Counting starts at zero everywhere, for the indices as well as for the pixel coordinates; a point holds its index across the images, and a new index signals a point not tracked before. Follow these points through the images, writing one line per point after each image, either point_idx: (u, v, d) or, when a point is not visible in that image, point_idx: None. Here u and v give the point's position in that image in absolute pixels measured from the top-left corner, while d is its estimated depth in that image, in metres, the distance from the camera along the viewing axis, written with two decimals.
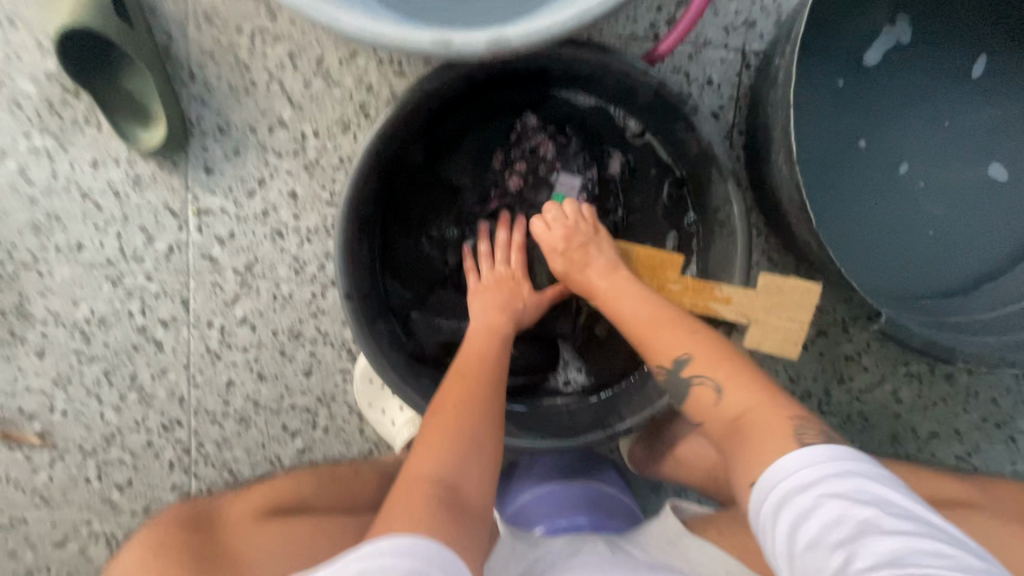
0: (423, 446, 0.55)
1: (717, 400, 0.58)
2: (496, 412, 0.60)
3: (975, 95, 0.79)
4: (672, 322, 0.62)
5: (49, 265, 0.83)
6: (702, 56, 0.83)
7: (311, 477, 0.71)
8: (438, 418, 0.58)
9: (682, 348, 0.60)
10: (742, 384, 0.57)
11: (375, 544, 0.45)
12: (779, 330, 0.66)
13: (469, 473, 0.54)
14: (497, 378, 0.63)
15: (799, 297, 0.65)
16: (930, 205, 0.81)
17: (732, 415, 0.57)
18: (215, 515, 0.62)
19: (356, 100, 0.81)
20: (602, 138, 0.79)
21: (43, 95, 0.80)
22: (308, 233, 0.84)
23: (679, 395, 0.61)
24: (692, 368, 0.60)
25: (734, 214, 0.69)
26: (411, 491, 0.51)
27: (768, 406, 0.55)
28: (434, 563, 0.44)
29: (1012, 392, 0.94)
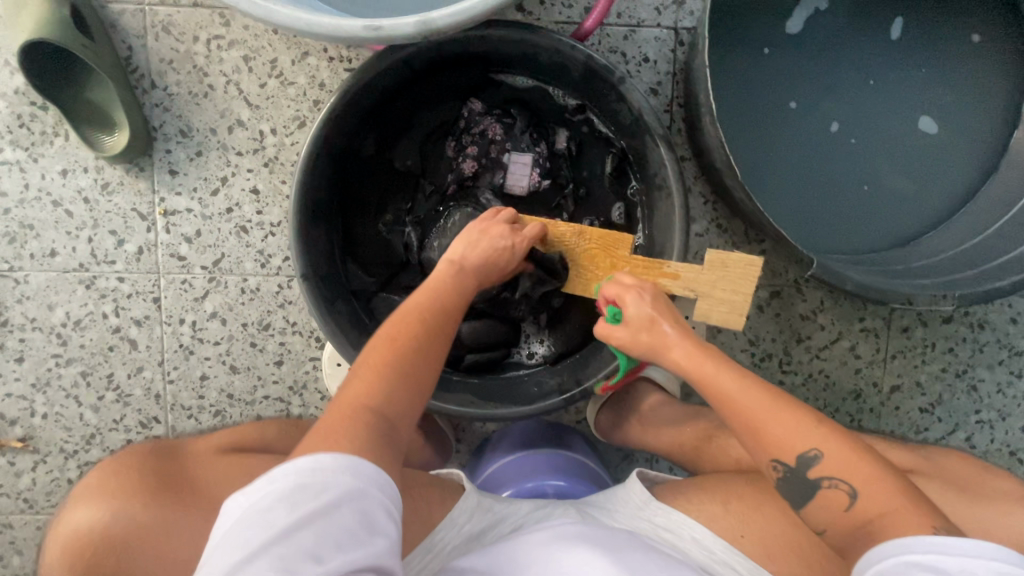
0: (367, 376, 0.55)
1: (851, 504, 0.51)
2: (443, 354, 0.60)
3: (897, 55, 0.83)
4: (785, 414, 0.54)
5: (25, 273, 0.87)
6: (636, 36, 0.87)
7: (276, 425, 0.75)
8: (385, 352, 0.57)
9: (810, 444, 0.52)
10: (883, 488, 0.50)
11: (317, 458, 0.47)
12: (724, 302, 0.69)
13: (406, 410, 0.55)
14: (451, 319, 0.63)
15: (743, 271, 0.68)
16: (865, 160, 0.84)
17: (861, 523, 0.50)
18: (184, 450, 0.66)
19: (310, 97, 0.86)
20: (546, 118, 0.83)
21: (12, 111, 0.84)
22: (271, 227, 0.87)
23: (800, 493, 0.53)
24: (822, 469, 0.52)
25: (668, 177, 0.73)
26: (350, 417, 0.51)
27: (911, 511, 0.49)
28: (373, 484, 0.47)
29: (969, 342, 0.96)
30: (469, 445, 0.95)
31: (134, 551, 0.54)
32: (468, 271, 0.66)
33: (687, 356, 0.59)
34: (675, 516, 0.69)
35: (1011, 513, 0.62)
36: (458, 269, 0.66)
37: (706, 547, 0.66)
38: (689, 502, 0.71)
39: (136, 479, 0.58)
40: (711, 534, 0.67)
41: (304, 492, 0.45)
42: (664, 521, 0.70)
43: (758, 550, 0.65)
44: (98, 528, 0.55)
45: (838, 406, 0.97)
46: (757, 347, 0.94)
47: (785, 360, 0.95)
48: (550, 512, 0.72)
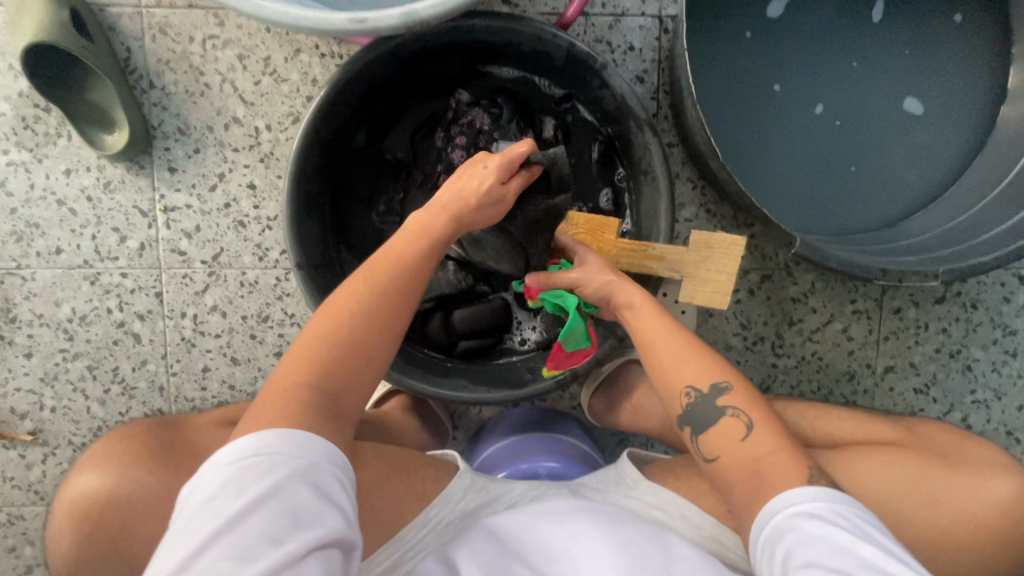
0: (311, 349, 0.56)
1: (745, 437, 0.58)
2: (395, 324, 0.59)
3: (880, 37, 0.84)
4: (700, 356, 0.61)
5: (32, 270, 0.90)
6: (621, 25, 0.88)
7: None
8: (328, 324, 0.57)
9: (720, 376, 0.60)
10: (767, 429, 0.58)
11: (260, 439, 0.49)
12: (708, 282, 0.72)
13: (349, 382, 0.56)
14: (410, 288, 0.60)
15: (725, 250, 0.71)
16: (851, 141, 0.85)
17: (749, 456, 0.57)
18: (190, 422, 0.70)
19: (303, 93, 0.88)
20: (533, 108, 0.85)
21: (17, 113, 0.87)
22: (268, 221, 0.90)
23: (707, 423, 0.59)
24: (728, 398, 0.59)
25: (653, 160, 0.74)
26: (289, 394, 0.53)
27: (787, 453, 0.56)
28: (321, 456, 0.50)
29: (962, 322, 0.97)
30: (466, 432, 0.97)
31: (138, 514, 0.56)
32: (424, 233, 0.62)
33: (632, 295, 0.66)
34: (664, 494, 0.71)
35: (996, 483, 0.63)
36: (408, 237, 0.62)
37: (695, 525, 0.68)
38: (677, 480, 0.73)
39: (142, 446, 0.60)
40: (700, 509, 0.69)
41: (253, 473, 0.47)
42: (654, 500, 0.71)
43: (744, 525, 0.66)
44: (102, 491, 0.56)
45: (832, 388, 0.97)
46: (749, 330, 0.95)
47: (778, 343, 0.96)
48: (544, 493, 0.72)
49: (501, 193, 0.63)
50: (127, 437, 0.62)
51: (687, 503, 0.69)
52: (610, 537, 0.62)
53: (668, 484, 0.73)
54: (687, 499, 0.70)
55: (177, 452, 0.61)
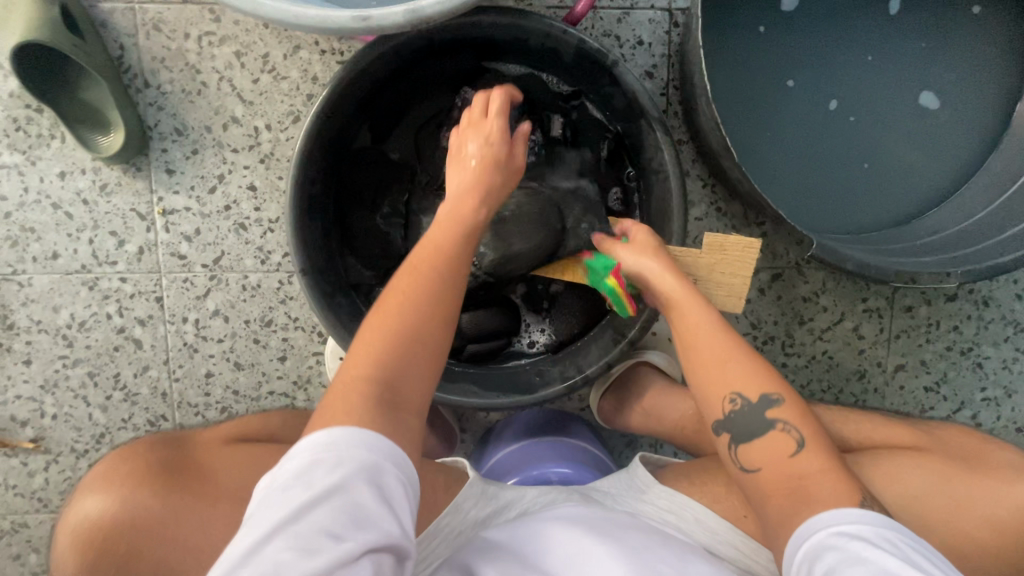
0: (366, 342, 0.54)
1: (793, 454, 0.54)
2: (446, 314, 0.57)
3: (896, 31, 0.82)
4: (750, 363, 0.58)
5: (28, 275, 0.88)
6: (630, 18, 0.86)
7: (279, 416, 0.79)
8: (387, 314, 0.55)
9: (771, 388, 0.57)
10: (817, 447, 0.55)
11: (328, 433, 0.47)
12: (723, 286, 0.70)
13: (410, 375, 0.53)
14: (456, 279, 0.59)
15: (742, 253, 0.68)
16: (866, 137, 0.83)
17: (794, 472, 0.54)
18: (193, 437, 0.70)
19: (303, 91, 0.85)
20: (541, 105, 0.82)
21: (8, 114, 0.84)
22: (269, 223, 0.88)
23: (749, 430, 0.57)
24: (776, 410, 0.56)
25: (665, 160, 0.72)
26: (349, 389, 0.51)
27: (837, 475, 0.53)
28: (385, 456, 0.47)
29: (974, 319, 0.96)
30: (473, 435, 0.96)
31: (146, 539, 0.55)
32: (468, 211, 0.63)
33: (683, 295, 0.63)
34: (677, 500, 0.71)
35: (1014, 489, 0.62)
36: (456, 224, 0.62)
37: (711, 527, 0.67)
38: (691, 485, 0.73)
39: (145, 469, 0.59)
40: (713, 514, 0.68)
41: (320, 469, 0.45)
42: (667, 505, 0.71)
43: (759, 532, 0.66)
44: (106, 517, 0.55)
45: (842, 387, 0.96)
46: (760, 330, 0.94)
47: (788, 342, 0.95)
48: (555, 499, 0.72)
49: (514, 172, 0.68)
50: (130, 456, 0.61)
51: (702, 508, 0.69)
52: (622, 544, 0.60)
53: (681, 489, 0.72)
54: (702, 504, 0.69)
55: (181, 473, 0.60)
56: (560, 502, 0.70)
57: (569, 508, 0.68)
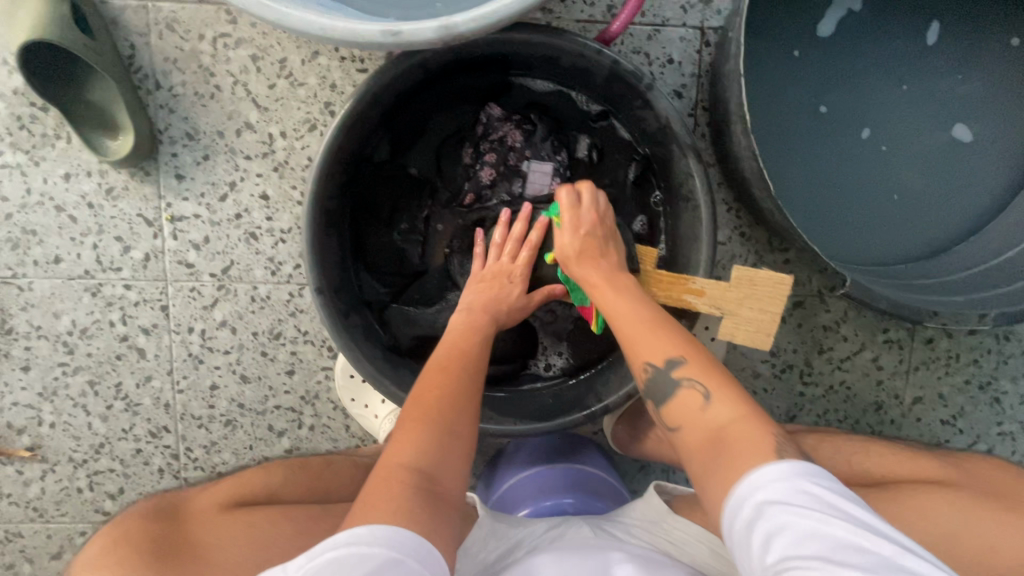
0: (404, 435, 0.57)
1: (704, 406, 0.51)
2: (473, 403, 0.61)
3: (933, 61, 0.79)
4: (661, 329, 0.57)
5: (29, 279, 0.85)
6: (661, 36, 0.83)
7: (282, 469, 0.76)
8: (419, 409, 0.59)
9: (674, 351, 0.54)
10: (728, 398, 0.51)
11: (355, 531, 0.48)
12: (751, 323, 0.68)
13: (447, 462, 0.56)
14: (477, 371, 0.64)
15: (772, 289, 0.66)
16: (897, 168, 0.81)
17: (709, 423, 0.50)
18: (190, 506, 0.69)
19: (321, 99, 0.82)
20: (568, 123, 0.80)
21: (11, 112, 0.81)
22: (281, 233, 0.85)
23: (662, 397, 0.54)
24: (683, 372, 0.53)
25: (696, 188, 0.70)
26: (388, 480, 0.53)
27: (751, 419, 0.49)
28: (409, 552, 0.48)
29: (994, 353, 0.94)
30: (482, 456, 0.94)
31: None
32: (483, 320, 0.69)
33: (603, 277, 0.64)
34: (694, 530, 0.67)
35: None
36: (470, 313, 0.69)
37: (728, 562, 0.64)
38: (707, 514, 0.70)
39: (137, 548, 0.58)
40: (731, 547, 0.65)
41: (343, 567, 0.46)
42: (681, 535, 0.68)
43: None
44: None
45: (858, 418, 0.95)
46: (778, 358, 0.93)
47: (806, 371, 0.93)
48: (563, 534, 0.70)
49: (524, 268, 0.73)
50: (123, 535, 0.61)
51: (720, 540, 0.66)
52: None
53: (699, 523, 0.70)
54: (719, 535, 0.66)
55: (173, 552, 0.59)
56: (568, 538, 0.68)
57: (579, 542, 0.67)
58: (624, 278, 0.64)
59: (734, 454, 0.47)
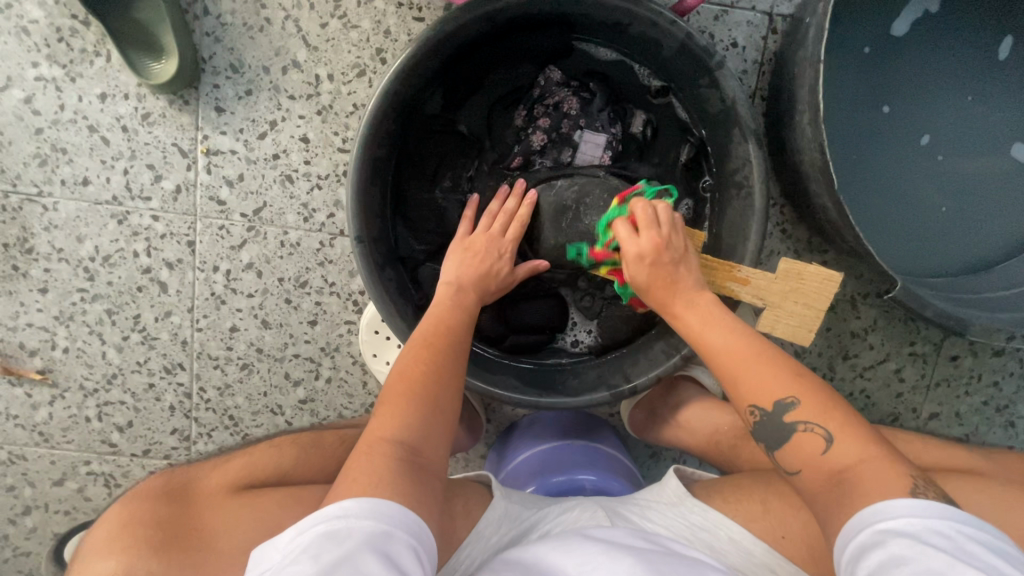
0: (386, 410, 0.55)
1: (824, 449, 0.50)
2: (457, 377, 0.60)
3: (1003, 75, 0.78)
4: (768, 360, 0.54)
5: (54, 199, 0.82)
6: (728, 17, 0.81)
7: (294, 448, 0.70)
8: (402, 383, 0.57)
9: (786, 391, 0.52)
10: (852, 436, 0.49)
11: (341, 505, 0.47)
12: (793, 316, 0.66)
13: (430, 437, 0.55)
14: (462, 344, 0.62)
15: (820, 285, 0.64)
16: (951, 178, 0.79)
17: (834, 469, 0.49)
18: (198, 490, 0.62)
19: (373, 44, 0.80)
20: (625, 97, 0.78)
21: (52, 22, 0.78)
22: (318, 179, 0.82)
23: (775, 439, 0.52)
24: (796, 416, 0.51)
25: (753, 175, 0.68)
26: (370, 453, 0.52)
27: (880, 462, 0.48)
28: (396, 523, 0.47)
29: (1015, 377, 0.94)
30: (496, 426, 0.94)
31: None
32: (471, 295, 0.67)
33: (693, 296, 0.59)
34: (712, 515, 0.67)
35: None
36: (459, 290, 0.67)
37: (746, 548, 0.64)
38: (725, 502, 0.70)
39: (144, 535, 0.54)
40: (751, 535, 0.65)
41: (332, 539, 0.45)
42: (700, 520, 0.68)
43: (800, 553, 0.63)
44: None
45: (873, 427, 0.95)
46: (802, 359, 0.92)
47: (828, 376, 0.93)
48: (577, 515, 0.68)
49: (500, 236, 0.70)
50: (127, 521, 0.56)
51: (737, 526, 0.66)
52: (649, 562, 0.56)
53: (714, 505, 0.69)
54: (737, 522, 0.66)
55: (177, 543, 0.55)
56: (581, 519, 0.66)
57: (596, 527, 0.64)
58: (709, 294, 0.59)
59: (864, 498, 0.46)
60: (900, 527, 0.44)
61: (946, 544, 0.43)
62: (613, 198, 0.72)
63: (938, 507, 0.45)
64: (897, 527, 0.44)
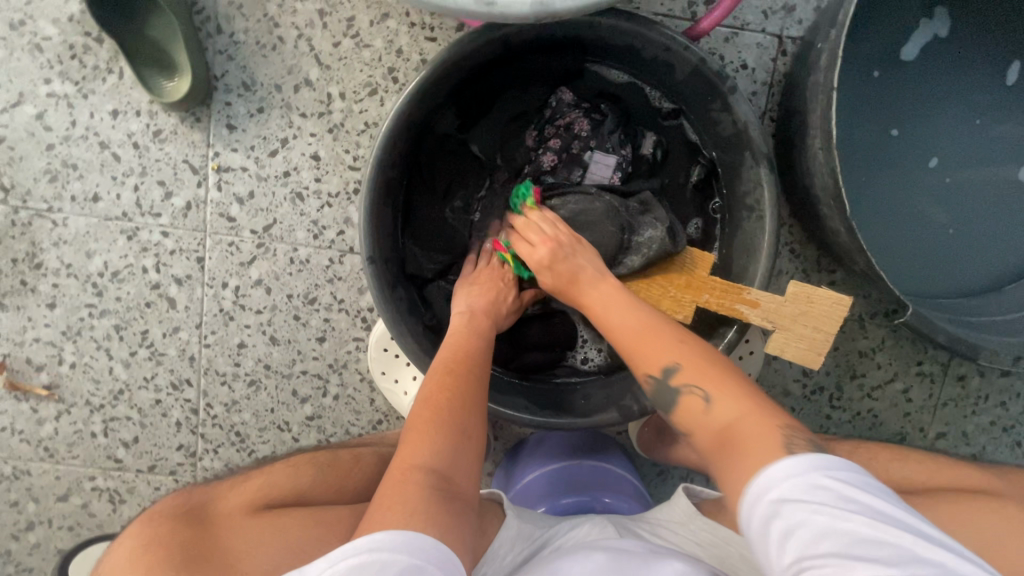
0: (417, 436, 0.56)
1: (706, 408, 0.50)
2: (484, 402, 0.60)
3: (1011, 100, 0.78)
4: (657, 333, 0.56)
5: (64, 215, 0.82)
6: (738, 39, 0.82)
7: (312, 467, 0.69)
8: (429, 409, 0.58)
9: (670, 357, 0.53)
10: (728, 393, 0.50)
11: (373, 537, 0.46)
12: (806, 339, 0.66)
13: (462, 462, 0.55)
14: (484, 370, 0.63)
15: (828, 308, 0.65)
16: (958, 200, 0.80)
17: (716, 426, 0.49)
18: (216, 510, 0.61)
19: (385, 63, 0.80)
20: (636, 118, 0.78)
21: (65, 40, 0.78)
22: (328, 196, 0.83)
23: (667, 408, 0.53)
24: (680, 378, 0.52)
25: (764, 198, 0.68)
26: (405, 481, 0.52)
27: (756, 413, 0.48)
28: (430, 559, 0.46)
29: (1022, 398, 0.94)
30: (503, 443, 0.94)
31: None
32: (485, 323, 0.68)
33: (594, 282, 0.63)
34: (722, 532, 0.67)
35: None
36: (472, 318, 0.68)
37: (757, 566, 0.63)
38: (734, 518, 0.69)
39: (167, 556, 0.54)
40: (759, 550, 0.64)
41: (362, 572, 0.43)
42: (710, 538, 0.68)
43: None
44: None
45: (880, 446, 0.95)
46: (810, 378, 0.92)
47: (836, 395, 0.93)
48: (587, 532, 0.67)
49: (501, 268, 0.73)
50: (148, 545, 0.55)
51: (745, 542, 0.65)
52: None
53: (723, 522, 0.69)
54: (748, 539, 0.65)
55: (203, 564, 0.54)
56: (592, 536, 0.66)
57: (608, 541, 0.64)
58: (610, 281, 0.63)
59: (751, 456, 0.45)
60: (787, 492, 0.42)
61: (830, 498, 0.41)
62: (609, 215, 0.72)
63: (808, 459, 0.43)
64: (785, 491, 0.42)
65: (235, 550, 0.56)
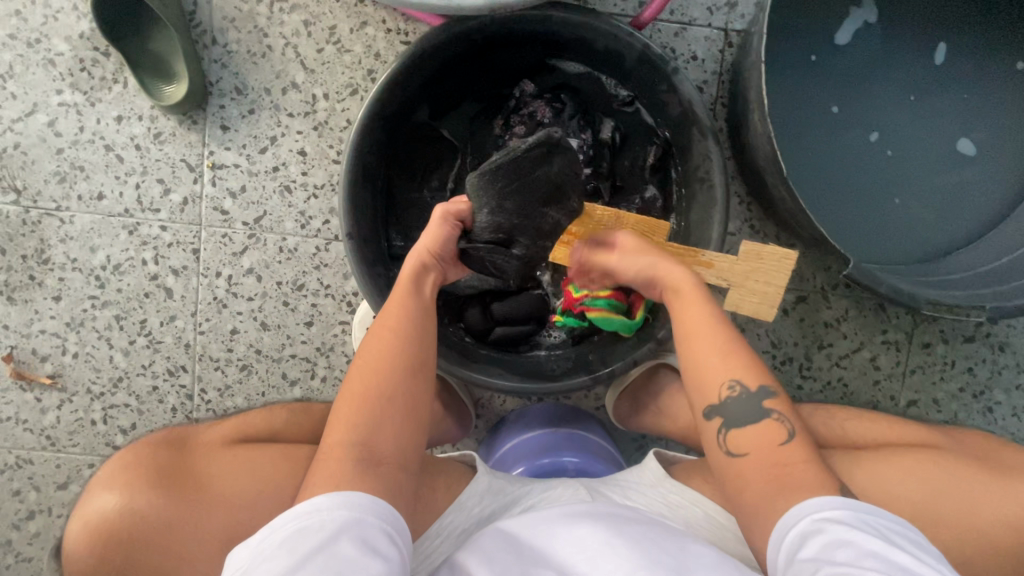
0: (341, 416, 0.57)
1: (781, 444, 0.53)
2: (411, 361, 0.61)
3: (943, 78, 0.84)
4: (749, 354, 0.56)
5: (71, 213, 0.89)
6: (687, 34, 0.89)
7: (284, 412, 0.74)
8: (354, 386, 0.59)
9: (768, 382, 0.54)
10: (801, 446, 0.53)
11: (311, 501, 0.50)
12: (757, 293, 0.71)
13: (385, 429, 0.57)
14: (413, 325, 0.63)
15: (776, 263, 0.69)
16: (901, 170, 0.85)
17: (779, 460, 0.52)
18: (194, 439, 0.66)
19: (364, 66, 0.88)
20: (594, 106, 0.85)
21: (76, 55, 0.87)
22: (314, 188, 0.89)
23: (743, 419, 0.54)
24: (772, 403, 0.54)
25: (712, 169, 0.74)
26: (330, 459, 0.54)
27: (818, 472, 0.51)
28: (368, 512, 0.51)
29: (988, 363, 0.97)
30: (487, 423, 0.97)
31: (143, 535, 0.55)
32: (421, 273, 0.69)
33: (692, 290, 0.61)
34: (689, 494, 0.70)
35: None
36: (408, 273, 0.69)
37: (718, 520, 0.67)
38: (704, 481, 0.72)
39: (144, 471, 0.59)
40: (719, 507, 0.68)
41: (303, 534, 0.48)
42: (678, 499, 0.70)
43: None
44: (115, 513, 0.56)
45: None
46: (778, 349, 0.96)
47: (806, 365, 0.96)
48: (559, 493, 0.69)
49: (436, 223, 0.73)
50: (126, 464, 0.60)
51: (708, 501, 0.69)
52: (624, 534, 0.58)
53: (692, 485, 0.72)
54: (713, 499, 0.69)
55: (175, 481, 0.59)
56: (563, 496, 0.68)
57: (575, 501, 0.66)
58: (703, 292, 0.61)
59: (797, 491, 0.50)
60: (832, 514, 0.47)
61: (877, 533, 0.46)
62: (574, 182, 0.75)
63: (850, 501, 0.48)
64: (836, 518, 0.47)
65: (207, 471, 0.61)
